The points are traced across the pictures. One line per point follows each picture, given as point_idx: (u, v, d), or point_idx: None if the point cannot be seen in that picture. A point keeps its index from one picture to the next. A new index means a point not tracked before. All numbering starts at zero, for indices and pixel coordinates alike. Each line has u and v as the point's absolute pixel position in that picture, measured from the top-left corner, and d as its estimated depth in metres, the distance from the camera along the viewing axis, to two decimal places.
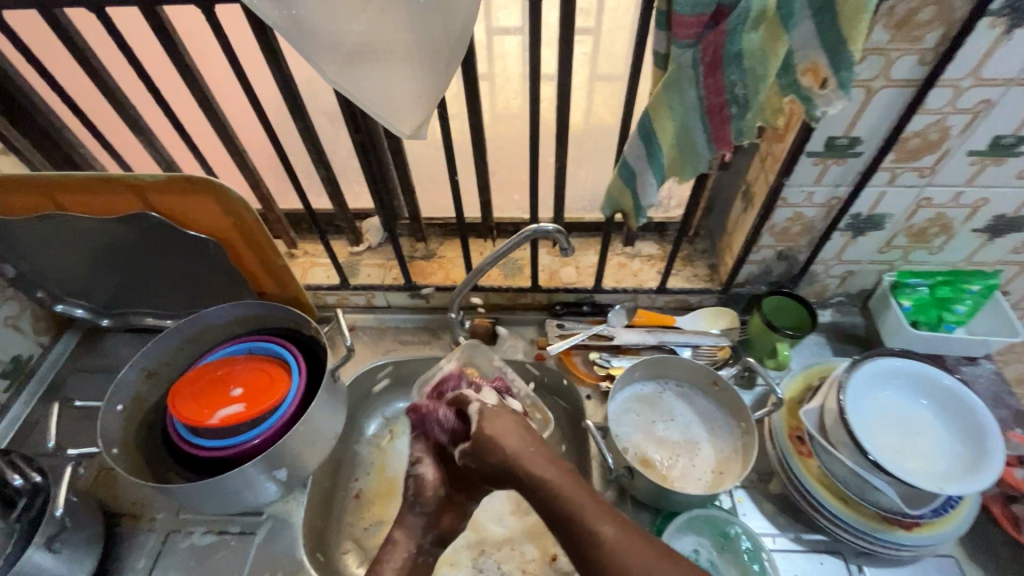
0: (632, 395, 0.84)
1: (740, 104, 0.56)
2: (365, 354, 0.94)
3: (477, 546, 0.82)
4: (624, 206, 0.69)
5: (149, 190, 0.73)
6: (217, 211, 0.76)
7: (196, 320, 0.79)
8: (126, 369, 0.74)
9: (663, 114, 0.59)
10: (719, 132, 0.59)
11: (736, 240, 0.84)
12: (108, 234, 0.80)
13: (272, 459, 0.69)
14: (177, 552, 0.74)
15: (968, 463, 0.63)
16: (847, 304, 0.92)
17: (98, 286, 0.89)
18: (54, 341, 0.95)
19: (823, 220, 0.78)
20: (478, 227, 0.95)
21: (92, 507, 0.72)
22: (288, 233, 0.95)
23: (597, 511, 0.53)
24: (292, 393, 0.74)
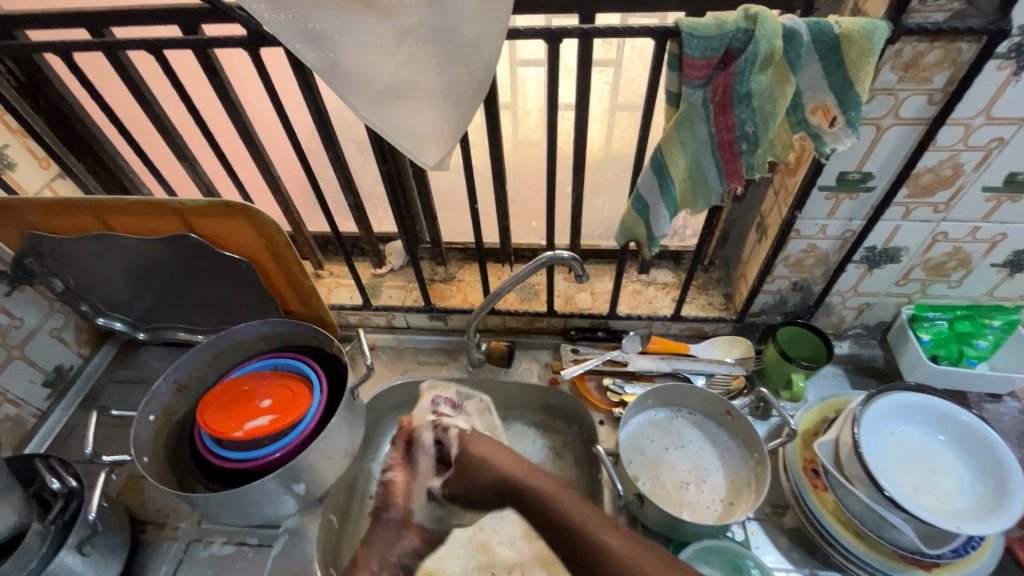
0: (644, 421, 0.84)
1: (750, 141, 0.58)
2: (384, 374, 0.97)
3: (487, 569, 0.82)
4: (638, 237, 0.71)
5: (189, 214, 0.78)
6: (250, 233, 0.80)
7: (226, 337, 0.82)
8: (159, 382, 0.78)
9: (675, 149, 0.61)
10: (730, 167, 0.61)
11: (751, 269, 0.85)
12: (149, 253, 0.85)
13: (291, 472, 0.72)
14: (197, 561, 0.76)
15: (988, 502, 0.62)
16: (865, 336, 0.92)
17: (137, 302, 0.94)
18: (93, 352, 1.01)
19: (838, 252, 0.78)
20: (497, 253, 0.98)
21: (121, 514, 0.75)
22: (315, 255, 0.99)
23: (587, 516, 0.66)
24: (313, 409, 0.77)
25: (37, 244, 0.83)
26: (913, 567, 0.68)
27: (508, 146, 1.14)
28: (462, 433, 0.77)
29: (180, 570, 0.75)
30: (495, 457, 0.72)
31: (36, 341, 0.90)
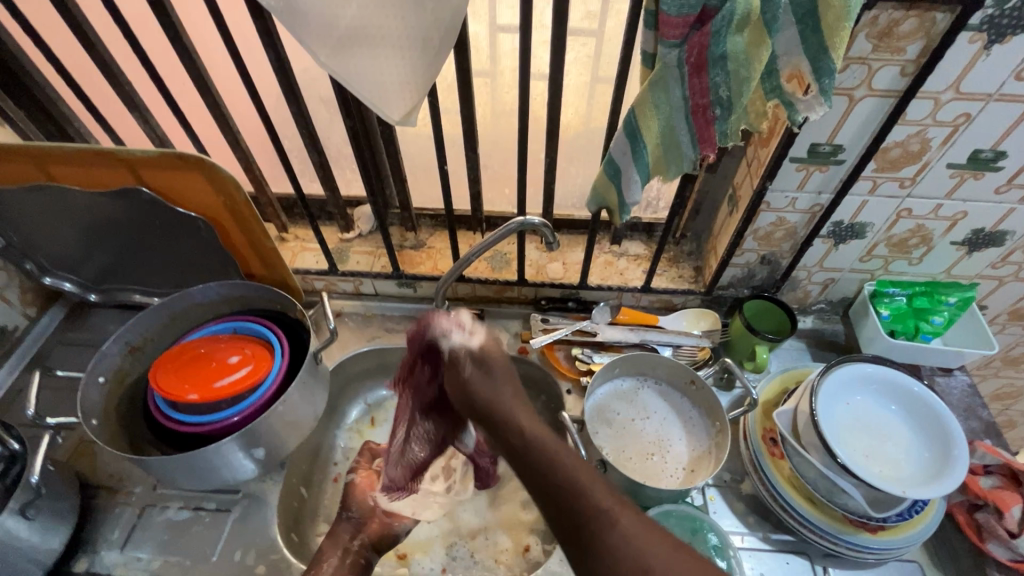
0: (610, 393, 0.84)
1: (724, 106, 0.57)
2: (350, 341, 0.95)
3: (451, 535, 0.84)
4: (609, 203, 0.70)
5: (140, 168, 0.74)
6: (207, 188, 0.76)
7: (182, 298, 0.80)
8: (109, 343, 0.74)
9: (648, 111, 0.60)
10: (703, 133, 0.60)
11: (721, 242, 0.85)
12: (98, 208, 0.80)
13: (250, 436, 0.70)
14: (152, 526, 0.73)
15: (933, 468, 0.65)
16: (828, 312, 0.94)
17: (87, 261, 0.90)
18: (41, 313, 0.96)
19: (806, 227, 0.79)
20: (469, 220, 0.97)
21: (68, 478, 0.72)
22: (279, 217, 0.96)
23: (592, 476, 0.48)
24: (272, 374, 0.75)
25: None
26: (861, 530, 0.70)
27: (484, 113, 1.10)
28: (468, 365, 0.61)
29: (134, 534, 0.73)
30: (498, 367, 0.60)
31: None
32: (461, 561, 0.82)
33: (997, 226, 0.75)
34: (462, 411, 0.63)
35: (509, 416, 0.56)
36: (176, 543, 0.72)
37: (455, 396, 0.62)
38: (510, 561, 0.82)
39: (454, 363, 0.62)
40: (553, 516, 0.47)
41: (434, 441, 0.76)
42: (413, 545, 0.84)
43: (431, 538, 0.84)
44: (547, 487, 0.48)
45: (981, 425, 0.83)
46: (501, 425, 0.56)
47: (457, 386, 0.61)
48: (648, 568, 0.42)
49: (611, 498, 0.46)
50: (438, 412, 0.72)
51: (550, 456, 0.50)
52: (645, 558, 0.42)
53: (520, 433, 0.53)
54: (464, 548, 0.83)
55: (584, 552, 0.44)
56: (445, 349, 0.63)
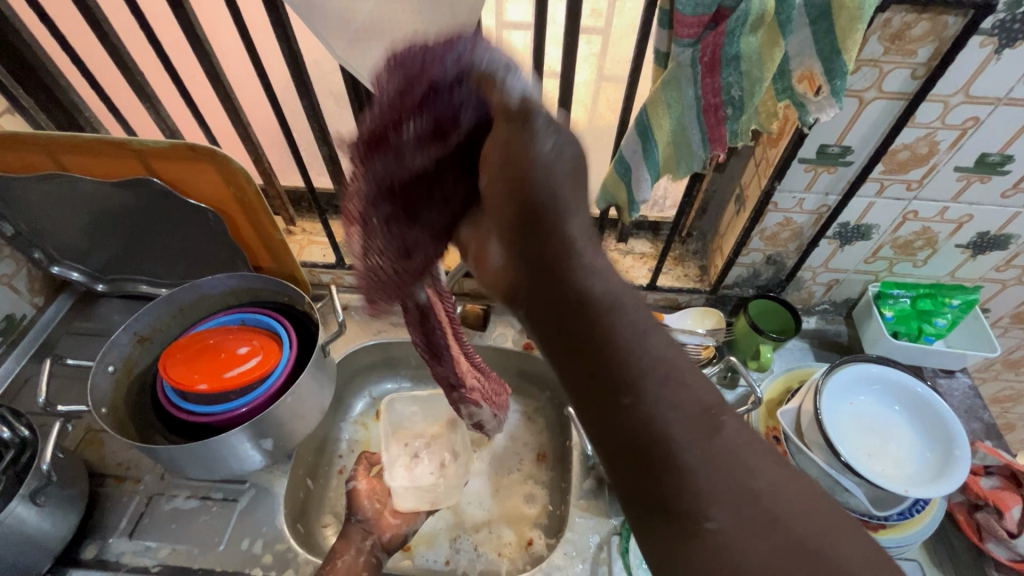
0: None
1: (735, 106, 0.58)
2: (356, 334, 0.96)
3: (455, 528, 0.85)
4: (618, 201, 0.71)
5: (152, 158, 0.74)
6: (218, 180, 0.76)
7: (190, 290, 0.80)
8: (119, 333, 0.74)
9: (661, 110, 0.60)
10: (714, 132, 0.60)
11: (728, 241, 0.86)
12: (109, 198, 0.81)
13: (259, 427, 0.70)
14: (159, 515, 0.74)
15: (935, 467, 0.66)
16: (832, 313, 0.95)
17: (96, 251, 0.91)
18: (48, 302, 0.96)
19: (813, 227, 0.79)
20: None
21: (77, 466, 0.72)
22: (287, 210, 0.97)
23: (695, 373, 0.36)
24: (281, 366, 0.75)
25: None
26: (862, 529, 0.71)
27: None
28: (519, 131, 0.39)
29: (142, 523, 0.73)
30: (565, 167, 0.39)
31: None
32: (465, 553, 0.83)
33: (1002, 230, 0.76)
34: (489, 208, 0.42)
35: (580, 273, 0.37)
36: (184, 532, 0.73)
37: (496, 200, 0.40)
38: (513, 555, 0.83)
39: (513, 117, 0.39)
40: (640, 419, 0.35)
41: (432, 243, 0.47)
42: (418, 538, 0.84)
43: (435, 531, 0.85)
44: (629, 391, 0.35)
45: (982, 427, 0.84)
46: (562, 271, 0.37)
47: (501, 157, 0.39)
48: (754, 491, 0.34)
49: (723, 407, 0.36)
50: (426, 211, 0.45)
51: (642, 356, 0.35)
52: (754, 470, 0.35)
53: (597, 283, 0.37)
54: (468, 541, 0.84)
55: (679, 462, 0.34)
56: (513, 104, 0.39)
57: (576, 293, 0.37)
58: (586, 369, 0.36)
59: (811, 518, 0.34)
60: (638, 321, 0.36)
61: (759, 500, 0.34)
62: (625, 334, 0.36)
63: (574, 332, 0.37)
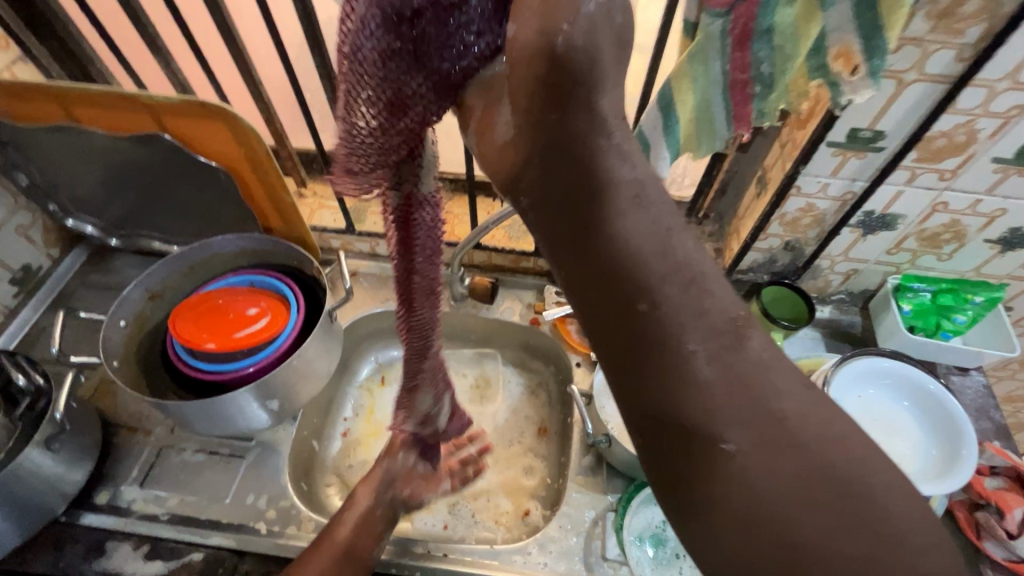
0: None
1: (765, 84, 0.56)
2: (364, 300, 0.96)
3: (454, 495, 0.87)
4: None
5: (160, 113, 0.73)
6: (229, 138, 0.75)
7: (201, 249, 0.80)
8: (130, 289, 0.75)
9: (685, 84, 0.58)
10: (740, 111, 0.58)
11: (746, 225, 0.84)
12: (121, 152, 0.81)
13: (264, 388, 0.71)
14: (169, 466, 0.76)
15: (939, 465, 0.64)
16: (847, 303, 0.93)
17: (110, 205, 0.91)
18: (64, 254, 0.98)
19: (835, 214, 0.76)
20: (489, 187, 0.96)
21: (90, 416, 0.75)
22: (298, 172, 0.96)
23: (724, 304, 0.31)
24: (288, 330, 0.76)
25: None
26: None
27: None
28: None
29: (152, 474, 0.76)
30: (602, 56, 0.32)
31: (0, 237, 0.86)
32: (463, 520, 0.85)
33: None
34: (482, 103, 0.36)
35: (596, 163, 0.32)
36: (192, 484, 0.75)
37: (519, 75, 0.32)
38: (509, 524, 0.84)
39: None
40: (647, 338, 0.30)
41: (433, 90, 0.36)
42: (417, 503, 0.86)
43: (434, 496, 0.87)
44: (645, 294, 0.30)
45: (992, 427, 0.82)
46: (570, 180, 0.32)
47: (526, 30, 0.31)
48: (774, 408, 0.29)
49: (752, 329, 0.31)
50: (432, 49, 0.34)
51: (667, 261, 0.30)
52: (777, 394, 0.29)
53: (614, 188, 0.31)
54: (466, 508, 0.86)
55: (690, 383, 0.29)
56: None
57: (594, 202, 0.32)
58: (599, 264, 0.31)
59: (841, 445, 0.29)
60: (662, 224, 0.31)
61: (783, 420, 0.29)
62: (650, 239, 0.31)
63: (589, 234, 0.31)
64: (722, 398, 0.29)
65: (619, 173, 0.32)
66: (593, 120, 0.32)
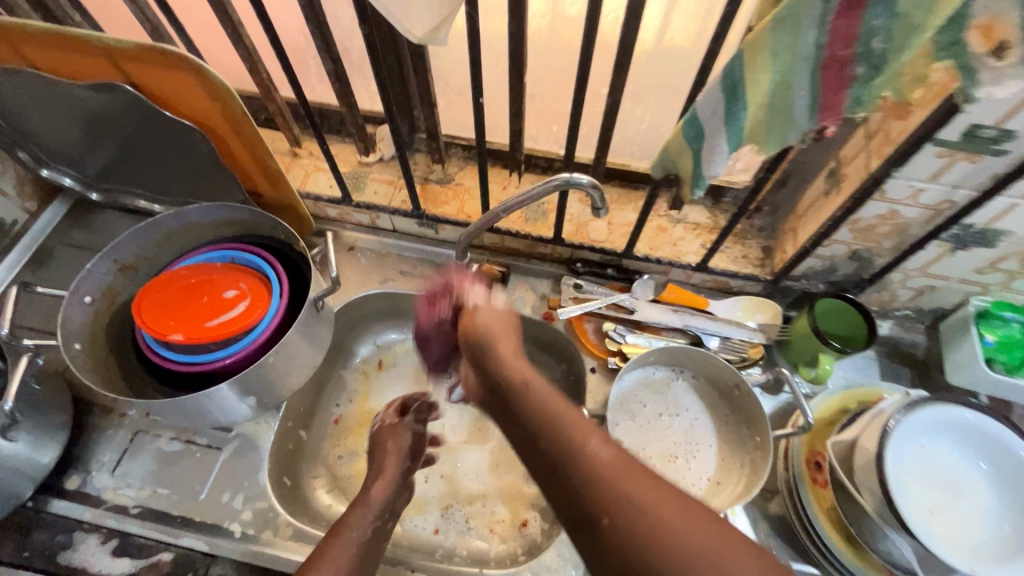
0: (638, 379, 0.76)
1: (871, 64, 0.41)
2: (362, 279, 0.87)
3: (448, 498, 0.81)
4: (681, 171, 0.55)
5: (123, 60, 0.62)
6: (200, 92, 0.64)
7: (177, 217, 0.71)
8: (95, 260, 0.67)
9: (763, 59, 0.43)
10: (829, 97, 0.45)
11: (806, 226, 0.70)
12: (84, 102, 0.70)
13: (241, 383, 0.64)
14: (143, 453, 0.71)
15: (1010, 543, 0.55)
16: (913, 319, 0.80)
17: (86, 157, 0.83)
18: (42, 208, 0.90)
19: (922, 224, 0.62)
20: (506, 158, 0.83)
21: (57, 396, 0.69)
22: (291, 129, 0.84)
23: (585, 428, 0.47)
24: (268, 318, 0.68)
25: None
26: None
27: None
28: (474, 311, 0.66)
29: (125, 460, 0.71)
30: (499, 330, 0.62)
31: None
32: (455, 526, 0.79)
33: None
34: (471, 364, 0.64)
35: (515, 362, 0.58)
36: (166, 475, 0.70)
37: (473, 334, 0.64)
38: (505, 534, 0.78)
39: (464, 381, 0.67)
40: (552, 478, 0.46)
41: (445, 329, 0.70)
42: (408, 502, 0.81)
43: (427, 497, 0.81)
44: (545, 438, 0.48)
45: None
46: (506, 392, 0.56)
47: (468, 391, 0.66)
48: (632, 507, 0.41)
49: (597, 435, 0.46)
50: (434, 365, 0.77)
51: (552, 408, 0.50)
52: (631, 494, 0.42)
53: (523, 374, 0.56)
54: (459, 512, 0.80)
55: (586, 501, 0.43)
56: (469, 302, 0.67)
57: (516, 389, 0.55)
58: (522, 422, 0.52)
59: (699, 538, 0.39)
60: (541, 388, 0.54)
61: (661, 535, 0.39)
62: (545, 400, 0.52)
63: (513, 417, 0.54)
64: (597, 507, 0.42)
65: (529, 370, 0.57)
66: (501, 331, 0.62)
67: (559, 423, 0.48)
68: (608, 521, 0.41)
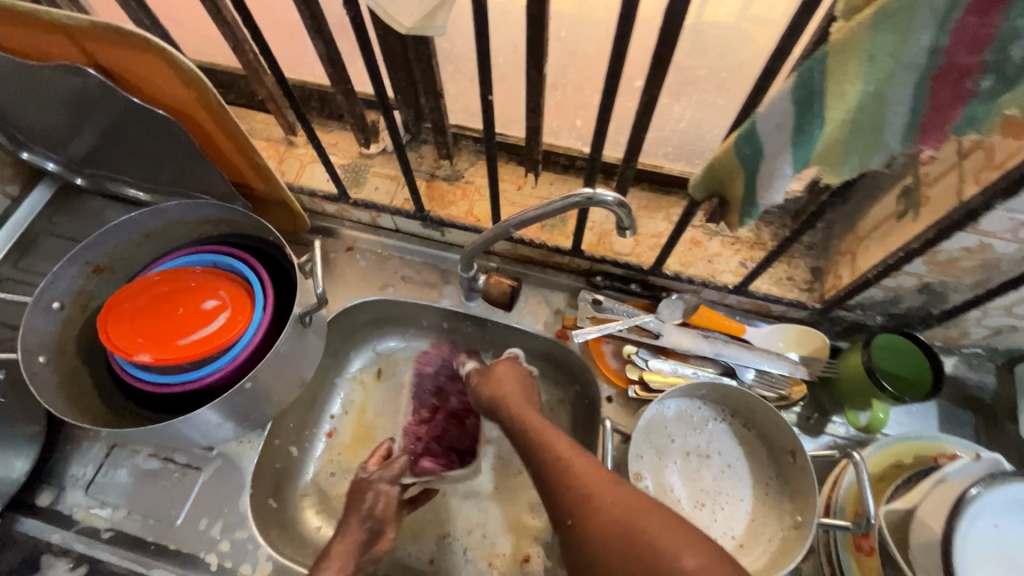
0: (680, 411, 0.68)
1: (1005, 75, 0.31)
2: (361, 283, 0.79)
3: (445, 526, 0.75)
4: (728, 195, 0.46)
5: (83, 40, 0.54)
6: (172, 78, 0.56)
7: (154, 215, 0.64)
8: (64, 263, 0.60)
9: (852, 65, 0.33)
10: (936, 114, 0.34)
11: (869, 252, 0.60)
12: (47, 87, 0.62)
13: (218, 408, 0.58)
14: (119, 469, 0.66)
15: None
16: (981, 357, 0.69)
17: (65, 139, 0.76)
18: (25, 192, 0.84)
19: (1018, 261, 0.52)
20: (522, 154, 0.73)
21: (28, 405, 0.64)
22: (286, 115, 0.76)
23: (561, 437, 0.55)
24: (251, 333, 0.61)
25: None
26: None
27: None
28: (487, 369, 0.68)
29: (100, 475, 0.66)
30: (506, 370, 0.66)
31: None
32: (452, 557, 0.73)
33: None
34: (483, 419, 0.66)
35: (530, 424, 0.58)
36: (143, 495, 0.65)
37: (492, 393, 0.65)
38: (505, 569, 0.73)
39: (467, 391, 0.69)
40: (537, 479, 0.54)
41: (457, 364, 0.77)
42: (403, 528, 0.75)
43: (424, 522, 0.75)
44: (535, 452, 0.55)
45: None
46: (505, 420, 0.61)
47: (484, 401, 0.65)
48: (589, 499, 0.49)
49: (567, 446, 0.54)
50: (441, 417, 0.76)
51: (547, 445, 0.55)
52: (595, 482, 0.50)
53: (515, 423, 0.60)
54: (457, 543, 0.74)
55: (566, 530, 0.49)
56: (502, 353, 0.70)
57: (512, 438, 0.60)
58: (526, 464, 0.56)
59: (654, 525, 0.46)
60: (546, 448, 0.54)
61: (604, 511, 0.48)
62: (536, 425, 0.57)
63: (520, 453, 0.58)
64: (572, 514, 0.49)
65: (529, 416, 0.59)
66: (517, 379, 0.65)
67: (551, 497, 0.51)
68: (586, 529, 0.48)
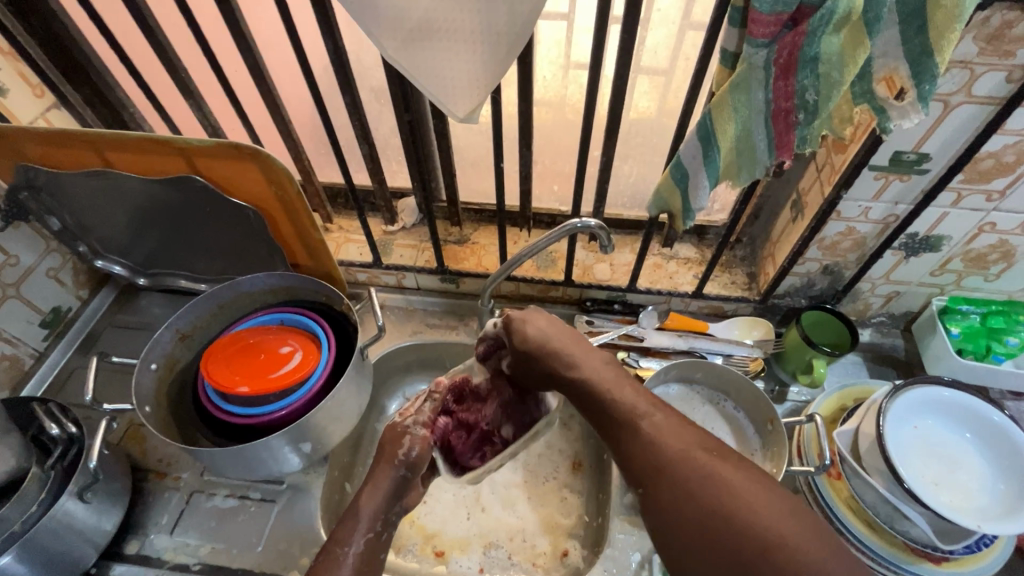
0: (683, 393, 0.84)
1: (809, 112, 0.54)
2: (392, 335, 0.95)
3: (489, 536, 0.84)
4: (672, 208, 0.68)
5: (195, 157, 0.73)
6: (259, 177, 0.75)
7: (230, 288, 0.80)
8: (162, 331, 0.75)
9: (726, 115, 0.56)
10: (782, 139, 0.56)
11: (781, 250, 0.82)
12: (151, 193, 0.81)
13: (298, 431, 0.69)
14: (199, 512, 0.74)
15: (1008, 501, 0.61)
16: (888, 325, 0.90)
17: (139, 244, 0.91)
18: (92, 295, 0.98)
19: (876, 237, 0.75)
20: (515, 216, 0.94)
21: (121, 461, 0.73)
22: (325, 207, 0.96)
23: (637, 398, 0.58)
24: (320, 368, 0.75)
25: (32, 178, 0.79)
26: (924, 560, 0.67)
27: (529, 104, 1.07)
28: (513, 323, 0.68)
29: (182, 520, 0.74)
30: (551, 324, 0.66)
31: (32, 280, 0.87)
32: (499, 563, 0.82)
33: None
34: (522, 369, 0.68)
35: (606, 392, 0.59)
36: (223, 532, 0.73)
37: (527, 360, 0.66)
38: (548, 565, 0.81)
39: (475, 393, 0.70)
40: (609, 436, 0.57)
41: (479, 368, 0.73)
42: (451, 545, 0.83)
43: (469, 537, 0.84)
44: (605, 415, 0.58)
45: None
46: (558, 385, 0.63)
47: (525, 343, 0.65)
48: (664, 454, 0.52)
49: (644, 412, 0.56)
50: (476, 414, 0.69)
51: (626, 409, 0.57)
52: (674, 438, 0.53)
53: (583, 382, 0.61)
54: (502, 550, 0.83)
55: (645, 485, 0.52)
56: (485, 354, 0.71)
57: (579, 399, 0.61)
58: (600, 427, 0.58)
59: (738, 471, 0.50)
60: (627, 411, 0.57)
61: (684, 459, 0.51)
62: (609, 390, 0.59)
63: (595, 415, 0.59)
64: (647, 458, 0.53)
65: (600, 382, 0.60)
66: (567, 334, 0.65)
67: (631, 450, 0.54)
68: (666, 482, 0.50)
